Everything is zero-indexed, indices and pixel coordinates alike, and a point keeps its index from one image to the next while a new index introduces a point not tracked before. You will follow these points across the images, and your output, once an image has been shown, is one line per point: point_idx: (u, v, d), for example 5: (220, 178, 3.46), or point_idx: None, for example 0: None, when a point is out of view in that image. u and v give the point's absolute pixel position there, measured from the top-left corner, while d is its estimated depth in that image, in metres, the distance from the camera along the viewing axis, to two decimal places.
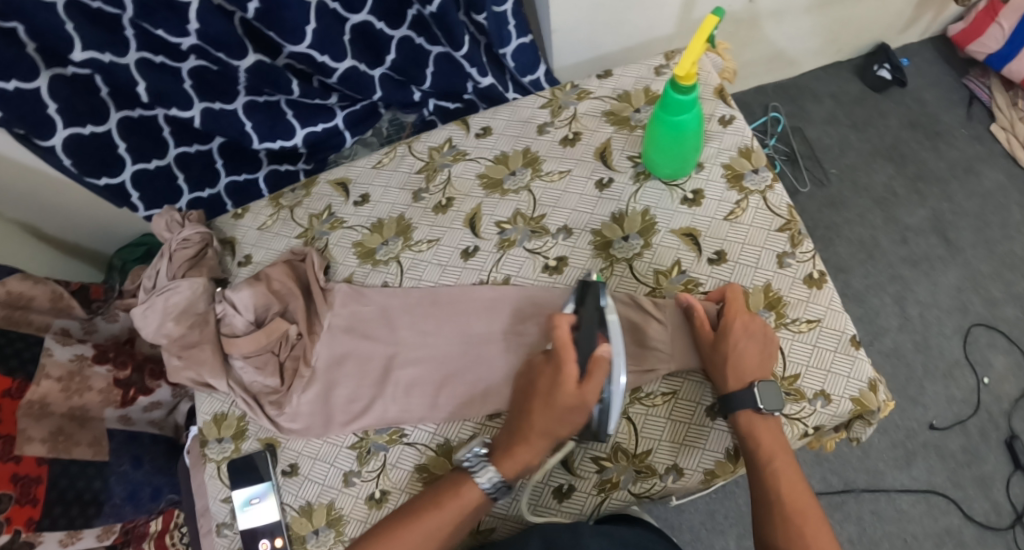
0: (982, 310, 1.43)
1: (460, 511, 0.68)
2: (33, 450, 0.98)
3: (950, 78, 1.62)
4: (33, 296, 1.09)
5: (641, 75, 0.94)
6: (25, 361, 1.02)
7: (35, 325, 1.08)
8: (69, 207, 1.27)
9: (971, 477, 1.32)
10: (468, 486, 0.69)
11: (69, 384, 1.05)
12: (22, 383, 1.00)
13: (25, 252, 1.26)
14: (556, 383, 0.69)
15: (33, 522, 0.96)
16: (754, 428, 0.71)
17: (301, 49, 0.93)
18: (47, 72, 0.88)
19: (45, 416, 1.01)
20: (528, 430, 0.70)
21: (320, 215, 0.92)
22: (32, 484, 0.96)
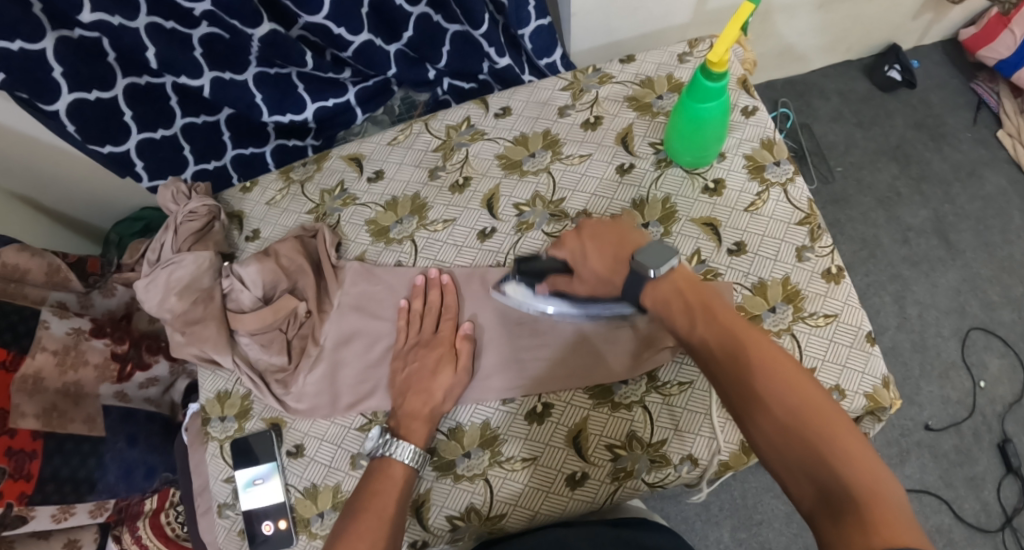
0: (981, 313, 1.45)
1: (398, 488, 0.68)
2: (28, 425, 0.96)
3: (958, 82, 1.62)
4: (27, 269, 1.08)
5: (663, 61, 0.92)
6: (20, 334, 0.99)
7: (30, 299, 1.07)
8: (67, 178, 1.24)
9: (963, 477, 1.34)
10: (393, 462, 0.69)
11: (65, 358, 1.04)
12: (17, 355, 0.98)
13: (22, 222, 1.23)
14: (434, 363, 0.74)
15: (25, 496, 0.95)
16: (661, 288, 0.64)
17: (316, 20, 0.91)
18: (53, 33, 0.85)
19: (39, 391, 0.99)
20: (421, 408, 0.72)
21: (331, 191, 0.88)
22: (25, 460, 0.95)
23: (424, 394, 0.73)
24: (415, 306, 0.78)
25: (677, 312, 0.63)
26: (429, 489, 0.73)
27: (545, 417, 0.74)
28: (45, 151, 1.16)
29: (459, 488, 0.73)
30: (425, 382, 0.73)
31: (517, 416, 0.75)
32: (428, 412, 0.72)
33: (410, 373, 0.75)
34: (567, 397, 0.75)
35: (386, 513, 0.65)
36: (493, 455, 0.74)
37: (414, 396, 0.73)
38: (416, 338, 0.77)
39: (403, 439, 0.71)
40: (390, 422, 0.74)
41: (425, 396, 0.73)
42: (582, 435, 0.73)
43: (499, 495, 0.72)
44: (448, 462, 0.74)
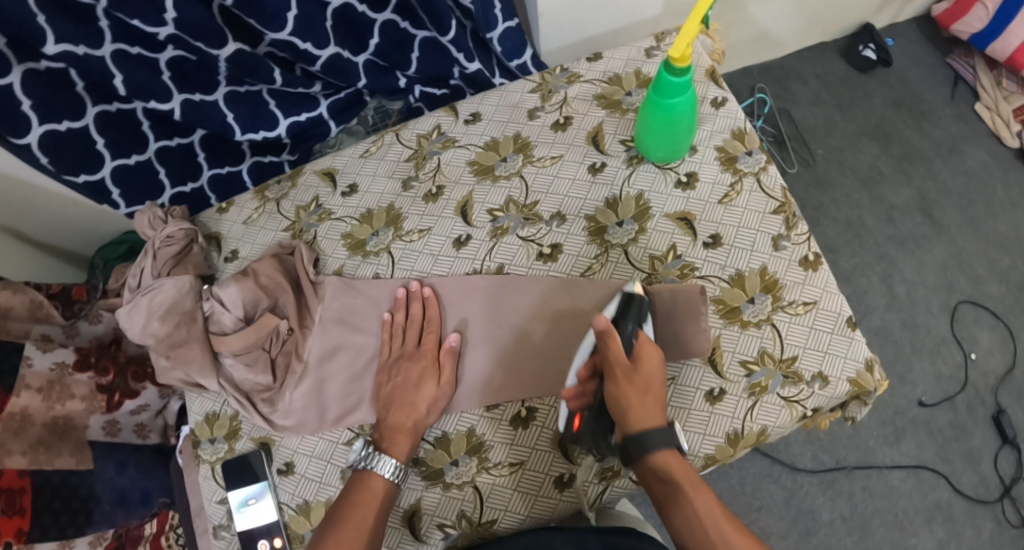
0: (968, 287, 1.45)
1: (378, 499, 0.69)
2: (14, 463, 0.99)
3: (935, 57, 1.62)
4: (10, 306, 1.11)
5: (631, 57, 0.92)
6: (3, 373, 1.02)
7: (13, 333, 1.10)
8: (45, 210, 1.25)
9: (959, 452, 1.35)
10: (374, 475, 0.70)
11: (50, 394, 1.07)
12: (2, 395, 1.01)
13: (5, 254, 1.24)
14: (421, 376, 0.74)
15: (23, 533, 0.99)
16: (666, 467, 0.63)
17: (282, 37, 0.91)
18: (20, 67, 0.85)
19: (24, 429, 1.02)
20: (406, 420, 0.73)
21: (307, 207, 0.88)
22: (17, 495, 0.99)
23: (407, 407, 0.73)
24: (398, 319, 0.78)
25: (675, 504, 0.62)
26: (420, 498, 0.73)
27: (529, 422, 0.74)
28: (23, 187, 1.18)
29: (448, 496, 0.73)
30: (408, 395, 0.73)
31: (501, 422, 0.75)
32: (412, 425, 0.73)
33: (394, 386, 0.75)
34: (551, 401, 0.75)
35: (364, 525, 0.66)
36: (481, 461, 0.74)
37: (397, 409, 0.74)
38: (400, 351, 0.77)
39: (387, 452, 0.71)
40: (374, 434, 0.74)
41: (409, 409, 0.73)
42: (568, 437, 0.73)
43: (488, 501, 0.72)
44: (435, 471, 0.74)
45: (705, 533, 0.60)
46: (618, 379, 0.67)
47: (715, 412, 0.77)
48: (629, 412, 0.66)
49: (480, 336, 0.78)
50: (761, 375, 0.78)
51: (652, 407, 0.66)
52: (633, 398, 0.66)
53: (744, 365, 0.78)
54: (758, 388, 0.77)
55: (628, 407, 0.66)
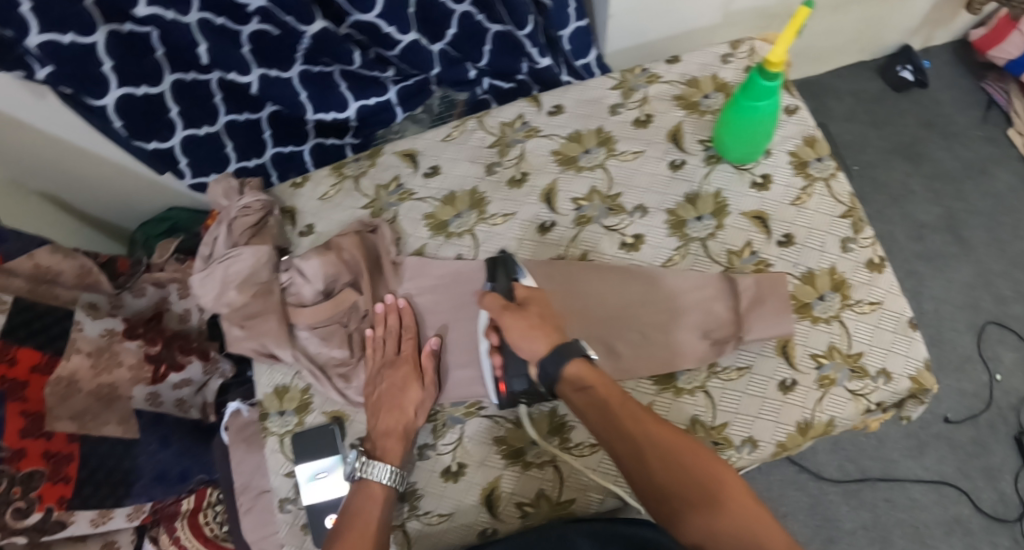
0: (994, 308, 1.48)
1: (379, 507, 0.69)
2: (63, 427, 1.00)
3: (969, 81, 1.66)
4: (59, 270, 1.12)
5: (707, 62, 0.95)
6: (53, 337, 1.04)
7: (60, 299, 1.09)
8: (93, 179, 1.27)
9: (980, 468, 1.37)
10: (372, 483, 0.70)
11: (99, 360, 1.07)
12: (52, 358, 1.02)
13: (48, 221, 1.26)
14: (402, 380, 0.75)
15: (65, 500, 0.99)
16: (584, 375, 0.66)
17: (368, 18, 0.93)
18: (104, 27, 0.84)
19: (71, 393, 1.03)
20: (392, 425, 0.73)
21: (387, 186, 0.89)
22: (63, 462, 0.99)
23: (395, 412, 0.74)
24: (376, 332, 0.79)
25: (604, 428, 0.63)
26: (500, 476, 0.75)
27: None
28: (71, 154, 1.19)
29: (529, 474, 0.74)
30: (394, 399, 0.74)
31: None
32: (402, 428, 0.73)
33: (381, 392, 0.76)
34: (632, 385, 0.77)
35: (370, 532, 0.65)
36: (562, 441, 0.75)
37: (386, 414, 0.74)
38: (383, 359, 0.78)
39: (381, 459, 0.72)
40: (366, 445, 0.74)
41: (398, 414, 0.74)
42: None
43: (569, 480, 0.74)
44: (515, 449, 0.75)
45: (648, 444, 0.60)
46: (512, 315, 0.71)
47: (787, 401, 0.78)
48: (529, 344, 0.69)
49: (463, 339, 0.79)
50: (830, 368, 0.79)
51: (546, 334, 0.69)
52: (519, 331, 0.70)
53: (814, 358, 0.80)
54: (827, 381, 0.79)
55: (533, 340, 0.69)
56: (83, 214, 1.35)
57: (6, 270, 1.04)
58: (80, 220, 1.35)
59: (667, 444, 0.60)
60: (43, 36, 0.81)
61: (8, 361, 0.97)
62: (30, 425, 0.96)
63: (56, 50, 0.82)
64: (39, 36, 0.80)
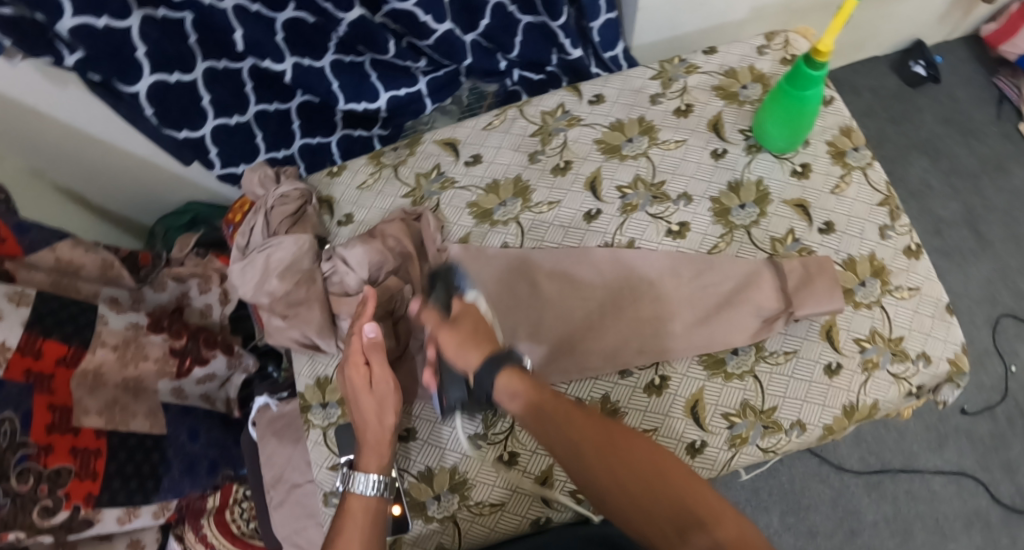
0: (1011, 302, 1.50)
1: (363, 520, 0.65)
2: (92, 422, 0.97)
3: (982, 78, 1.68)
4: (81, 263, 1.09)
5: (745, 53, 0.95)
6: (81, 327, 1.00)
7: (83, 293, 1.07)
8: (113, 171, 1.25)
9: (998, 461, 1.38)
10: (353, 495, 0.67)
11: (125, 352, 1.05)
12: (78, 350, 0.98)
13: (68, 216, 1.25)
14: (370, 386, 0.70)
15: (92, 497, 0.96)
16: (511, 382, 0.62)
17: (406, 7, 0.93)
18: (139, 11, 0.84)
19: (99, 386, 1.01)
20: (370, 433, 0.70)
21: (428, 174, 0.89)
22: (91, 457, 0.96)
23: (370, 422, 0.70)
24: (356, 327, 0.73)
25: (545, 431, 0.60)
26: (553, 464, 0.74)
27: (662, 390, 0.76)
28: (93, 145, 1.18)
29: None
30: (366, 405, 0.70)
31: (636, 389, 0.76)
32: (378, 437, 0.70)
33: (352, 397, 0.71)
34: (683, 369, 0.77)
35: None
36: None
37: (365, 423, 0.70)
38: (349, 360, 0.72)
39: (360, 470, 0.69)
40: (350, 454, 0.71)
41: (374, 424, 0.70)
42: (699, 405, 0.75)
43: None
44: None
45: (580, 443, 0.58)
46: (447, 332, 0.66)
47: (834, 385, 0.78)
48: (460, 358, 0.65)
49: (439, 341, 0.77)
50: (873, 351, 0.80)
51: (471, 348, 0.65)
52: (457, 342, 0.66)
53: (858, 341, 0.80)
54: (870, 364, 0.79)
55: (467, 356, 0.65)
56: (101, 208, 1.33)
57: (29, 263, 1.02)
58: (98, 214, 1.33)
59: (597, 440, 0.58)
60: (77, 19, 0.80)
61: (35, 355, 0.92)
62: (59, 419, 0.93)
63: (91, 34, 0.82)
64: (73, 19, 0.80)
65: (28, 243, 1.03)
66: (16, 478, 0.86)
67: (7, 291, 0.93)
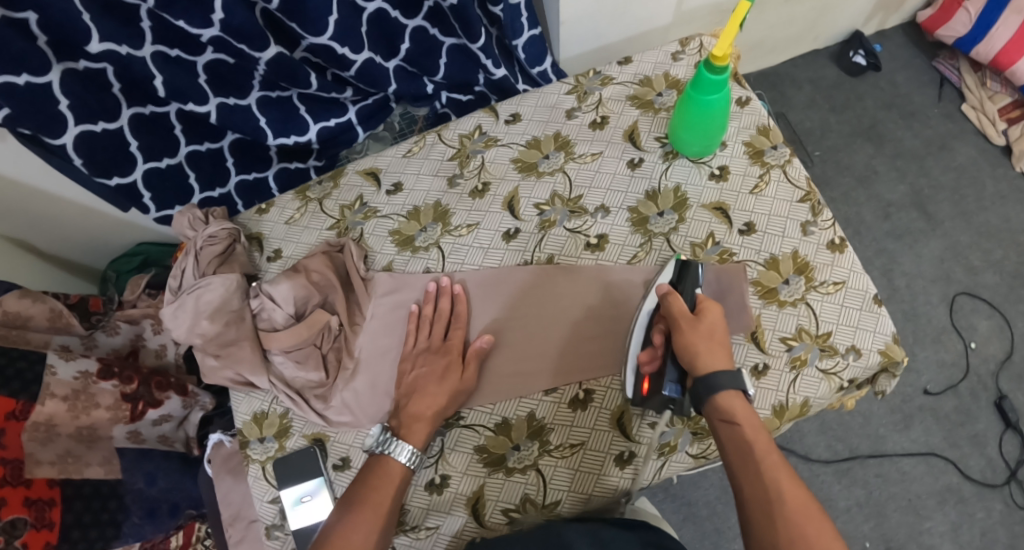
0: (965, 278, 1.51)
1: (395, 485, 0.69)
2: (43, 473, 1.01)
3: (921, 61, 1.70)
4: (29, 315, 1.12)
5: (659, 60, 0.97)
6: (28, 382, 1.03)
7: (33, 343, 1.10)
8: (58, 219, 1.26)
9: (966, 437, 1.39)
10: (391, 460, 0.70)
11: (75, 403, 1.05)
12: (27, 404, 1.02)
13: (18, 267, 1.26)
14: (439, 368, 0.76)
15: (50, 545, 1.00)
16: (733, 407, 0.63)
17: (322, 41, 0.93)
18: (58, 66, 0.85)
19: (52, 438, 1.02)
20: (419, 409, 0.73)
21: (351, 206, 0.90)
22: (46, 508, 1.02)
23: (426, 397, 0.74)
24: (426, 311, 0.80)
25: (741, 463, 0.61)
26: (483, 485, 0.75)
27: (588, 403, 0.77)
28: (35, 197, 1.19)
29: (512, 480, 0.74)
30: (433, 386, 0.74)
31: (561, 404, 0.77)
32: (433, 413, 0.73)
33: (419, 375, 0.76)
34: (607, 382, 0.77)
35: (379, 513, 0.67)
36: (542, 443, 0.75)
37: (421, 397, 0.74)
38: (426, 342, 0.78)
39: (405, 439, 0.71)
40: (391, 422, 0.74)
41: (430, 399, 0.74)
42: (625, 416, 0.76)
43: (552, 483, 0.74)
44: (497, 456, 0.75)
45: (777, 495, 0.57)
46: (431, 359, 0.77)
47: (760, 386, 0.79)
48: (439, 383, 0.75)
49: None
50: (801, 349, 0.81)
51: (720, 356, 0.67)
52: (700, 343, 0.67)
53: (784, 341, 0.81)
54: (798, 362, 0.80)
55: (440, 378, 0.75)
56: (52, 256, 1.34)
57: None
58: (49, 262, 1.33)
59: (795, 504, 0.56)
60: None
61: None
62: (12, 473, 0.98)
63: (11, 91, 0.82)
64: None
65: None
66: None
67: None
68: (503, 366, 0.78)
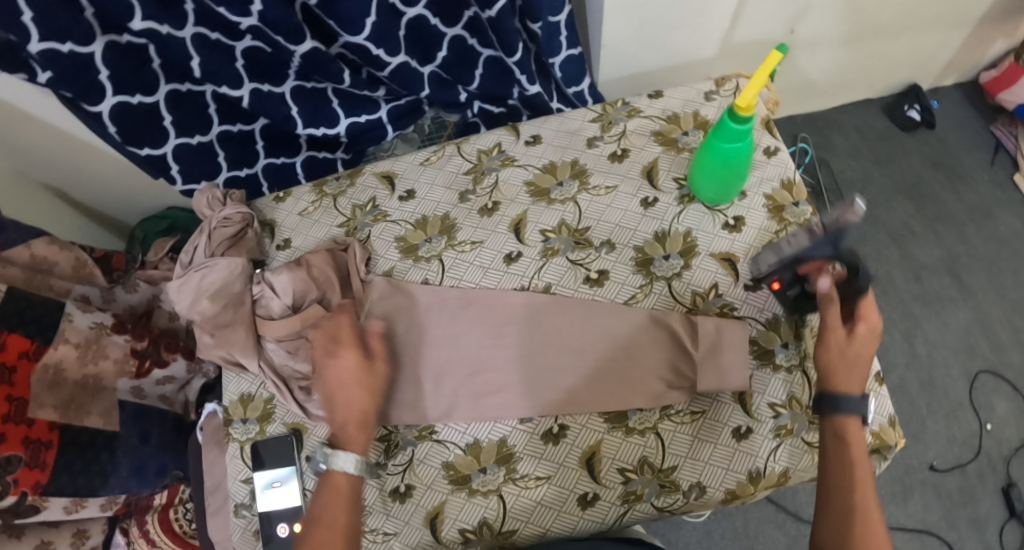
0: (990, 355, 1.46)
1: (344, 496, 0.70)
2: (46, 415, 1.03)
3: (978, 122, 1.63)
4: (55, 261, 1.18)
5: (690, 98, 0.96)
6: (44, 327, 1.07)
7: (54, 290, 1.14)
8: (94, 173, 1.31)
9: (965, 519, 1.35)
10: (336, 472, 0.70)
11: (86, 351, 1.11)
12: (41, 346, 1.06)
13: (52, 214, 1.32)
14: (344, 377, 0.74)
15: (39, 487, 1.00)
16: (850, 431, 0.70)
17: (357, 41, 0.95)
18: (101, 37, 0.88)
19: (58, 383, 1.06)
20: (345, 418, 0.73)
21: (363, 206, 0.91)
22: (42, 449, 1.01)
23: (348, 403, 0.73)
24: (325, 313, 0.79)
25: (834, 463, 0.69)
26: (444, 501, 0.75)
27: (560, 439, 0.76)
28: (74, 150, 1.24)
29: (473, 502, 0.75)
30: (349, 387, 0.73)
31: (533, 435, 0.77)
32: (361, 415, 0.73)
33: (330, 383, 0.74)
34: (583, 420, 0.77)
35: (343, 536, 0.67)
36: (508, 471, 0.75)
37: (342, 402, 0.73)
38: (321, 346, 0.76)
39: (348, 449, 0.71)
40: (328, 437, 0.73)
41: (353, 404, 0.73)
42: (595, 457, 0.75)
43: (511, 511, 0.74)
44: (463, 475, 0.76)
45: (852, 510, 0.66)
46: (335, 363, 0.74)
47: (740, 449, 0.77)
48: (349, 388, 0.73)
49: (436, 358, 0.81)
50: (788, 418, 0.78)
51: (855, 378, 0.72)
52: (839, 370, 0.72)
53: (772, 406, 0.78)
54: (783, 430, 0.77)
55: (347, 382, 0.74)
56: (83, 206, 1.39)
57: (4, 258, 1.10)
58: (82, 213, 1.40)
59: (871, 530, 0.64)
60: (43, 44, 0.84)
61: None
62: (14, 410, 0.98)
63: (54, 57, 0.86)
64: (39, 44, 0.84)
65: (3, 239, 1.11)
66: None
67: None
68: (538, 388, 0.78)
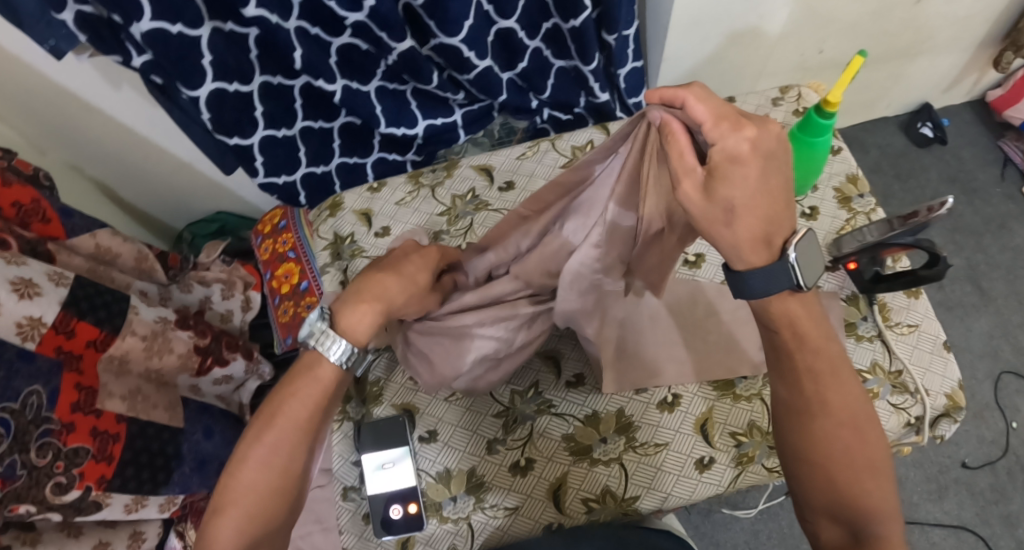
0: (1013, 357, 1.53)
1: (322, 391, 0.70)
2: (113, 406, 1.01)
3: (988, 139, 1.76)
4: (119, 252, 1.14)
5: (760, 104, 1.04)
6: (113, 315, 1.04)
7: (115, 282, 1.10)
8: (151, 172, 1.33)
9: (999, 515, 1.40)
10: (321, 365, 0.70)
11: (152, 343, 1.09)
12: (108, 336, 1.02)
13: (103, 211, 1.34)
14: (411, 256, 0.78)
15: (104, 481, 0.97)
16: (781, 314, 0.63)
17: (453, 42, 1.00)
18: (209, 23, 0.91)
19: (123, 372, 1.04)
20: (377, 280, 0.72)
21: (463, 197, 0.96)
22: (109, 441, 0.99)
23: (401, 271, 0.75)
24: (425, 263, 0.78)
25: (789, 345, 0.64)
26: (567, 472, 0.79)
27: (674, 407, 0.81)
28: (137, 147, 1.27)
29: (596, 471, 0.79)
30: (409, 263, 0.76)
31: (649, 405, 0.82)
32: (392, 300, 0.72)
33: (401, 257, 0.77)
34: (694, 389, 0.82)
35: (289, 476, 0.68)
36: (628, 440, 0.80)
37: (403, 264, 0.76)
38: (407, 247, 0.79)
39: (344, 335, 0.69)
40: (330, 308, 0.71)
41: (404, 275, 0.74)
42: (708, 423, 0.80)
43: (633, 478, 0.78)
44: (584, 446, 0.80)
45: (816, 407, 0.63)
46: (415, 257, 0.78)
47: None
48: (420, 274, 0.76)
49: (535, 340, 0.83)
50: (873, 382, 0.84)
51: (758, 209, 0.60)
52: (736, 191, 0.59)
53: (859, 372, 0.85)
54: (871, 394, 0.84)
55: (416, 268, 0.76)
56: (130, 206, 1.41)
57: (71, 246, 1.06)
58: (130, 212, 1.41)
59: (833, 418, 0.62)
60: (154, 23, 0.87)
61: (67, 334, 0.95)
62: (84, 399, 0.96)
63: (164, 37, 0.88)
64: (150, 23, 0.86)
65: (71, 227, 1.07)
66: (36, 451, 0.88)
67: (47, 272, 0.95)
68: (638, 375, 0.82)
